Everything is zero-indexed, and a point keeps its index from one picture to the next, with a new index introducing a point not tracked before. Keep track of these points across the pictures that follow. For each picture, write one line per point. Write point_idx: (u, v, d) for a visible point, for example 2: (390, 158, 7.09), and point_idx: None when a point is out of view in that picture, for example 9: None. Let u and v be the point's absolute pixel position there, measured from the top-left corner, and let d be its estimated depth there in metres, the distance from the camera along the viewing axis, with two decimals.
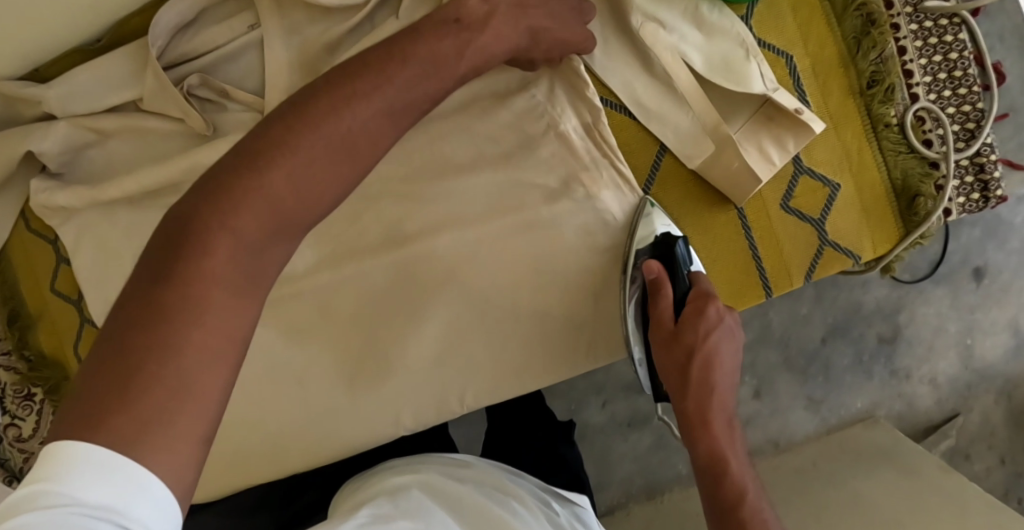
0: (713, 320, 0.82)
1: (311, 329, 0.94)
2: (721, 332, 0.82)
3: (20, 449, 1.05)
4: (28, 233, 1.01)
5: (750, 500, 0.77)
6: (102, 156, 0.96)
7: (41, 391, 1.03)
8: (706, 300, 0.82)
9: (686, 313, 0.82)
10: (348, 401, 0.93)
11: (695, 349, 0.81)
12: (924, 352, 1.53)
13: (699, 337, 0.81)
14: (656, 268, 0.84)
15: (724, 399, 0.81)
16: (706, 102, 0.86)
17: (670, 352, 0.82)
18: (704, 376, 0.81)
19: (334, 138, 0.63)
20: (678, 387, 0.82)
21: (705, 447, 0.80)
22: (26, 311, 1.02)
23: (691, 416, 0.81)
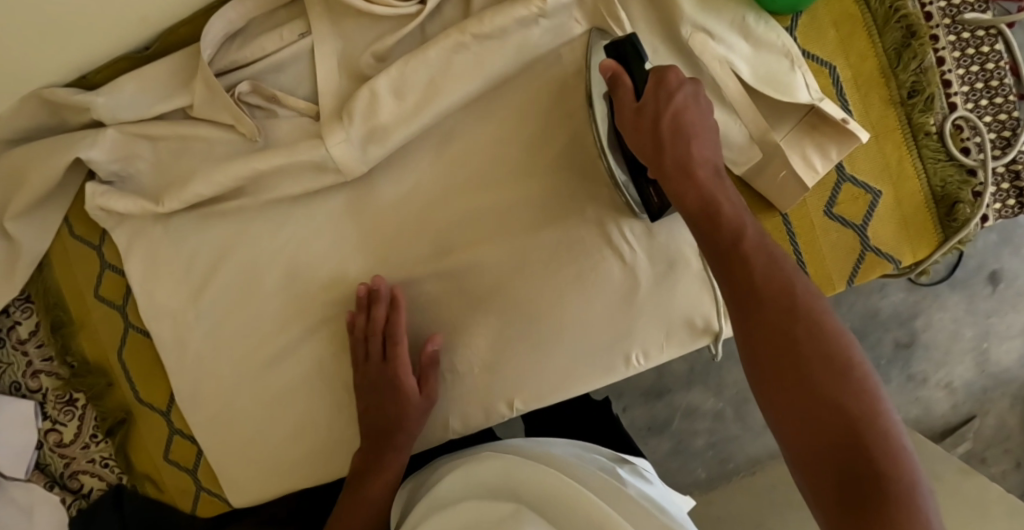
0: (674, 81, 0.75)
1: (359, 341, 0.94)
2: (685, 91, 0.75)
3: (61, 454, 1.05)
4: (70, 239, 1.01)
5: (748, 244, 0.70)
6: (151, 163, 0.96)
7: (83, 396, 1.04)
8: (664, 71, 0.76)
9: (646, 92, 0.77)
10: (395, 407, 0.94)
11: (661, 113, 0.75)
12: (940, 357, 1.54)
13: (662, 100, 0.75)
14: (609, 65, 0.80)
15: (707, 153, 0.75)
16: (754, 111, 0.87)
17: (638, 132, 0.77)
18: (677, 135, 0.75)
19: (382, 453, 0.91)
20: (652, 155, 0.76)
21: (695, 196, 0.73)
22: (67, 317, 1.02)
23: (673, 172, 0.74)
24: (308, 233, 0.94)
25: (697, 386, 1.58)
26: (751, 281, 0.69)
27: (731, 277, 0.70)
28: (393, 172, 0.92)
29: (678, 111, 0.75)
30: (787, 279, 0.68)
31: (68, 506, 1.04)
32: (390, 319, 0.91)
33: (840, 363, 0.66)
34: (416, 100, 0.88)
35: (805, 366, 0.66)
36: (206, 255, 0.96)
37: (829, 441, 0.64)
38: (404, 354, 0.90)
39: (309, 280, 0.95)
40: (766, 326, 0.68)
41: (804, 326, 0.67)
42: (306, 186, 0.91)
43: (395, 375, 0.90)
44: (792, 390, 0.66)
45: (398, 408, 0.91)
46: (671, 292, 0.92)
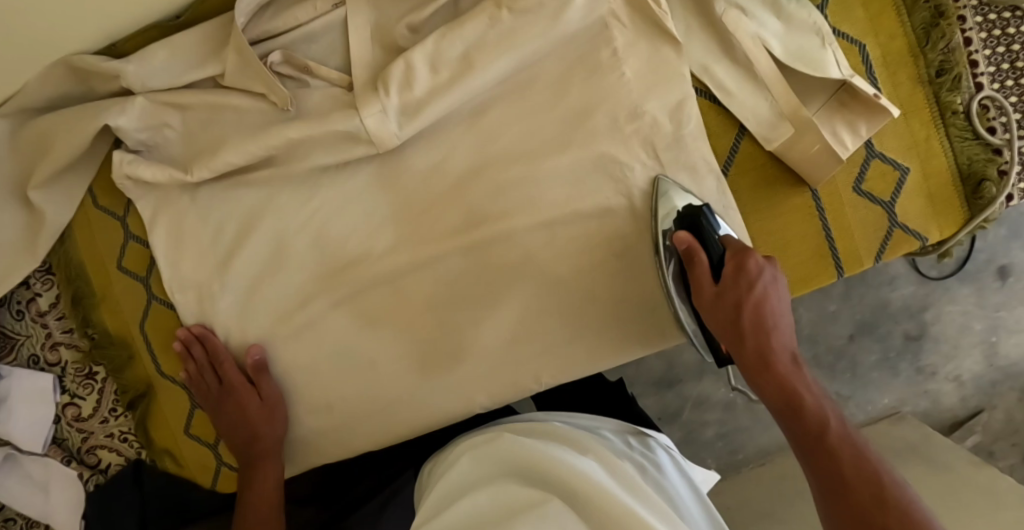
0: (752, 271, 0.80)
1: (385, 314, 0.93)
2: (764, 279, 0.80)
3: (79, 428, 1.03)
4: (94, 209, 1.01)
5: (816, 392, 0.77)
6: (180, 131, 0.96)
7: (103, 369, 1.02)
8: (744, 249, 0.81)
9: (729, 264, 0.81)
10: (419, 383, 0.93)
11: (743, 297, 0.79)
12: (949, 350, 1.55)
13: (743, 288, 0.79)
14: (682, 238, 0.82)
15: (784, 343, 0.79)
16: (786, 87, 0.88)
17: (717, 314, 0.81)
18: (760, 335, 0.79)
19: (259, 473, 0.94)
20: (732, 339, 0.80)
21: (777, 390, 0.77)
22: (89, 289, 1.01)
23: (751, 362, 0.79)
24: (335, 204, 0.93)
25: (708, 376, 1.57)
26: (836, 455, 0.73)
27: (808, 419, 0.76)
28: (423, 143, 0.91)
29: (761, 300, 0.79)
30: (859, 441, 0.74)
31: (86, 481, 1.03)
32: (211, 350, 0.95)
33: (899, 492, 0.71)
34: (451, 70, 0.87)
35: (874, 490, 0.71)
36: (231, 227, 0.96)
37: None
38: (264, 381, 0.94)
39: (336, 249, 0.93)
40: (838, 458, 0.73)
41: (872, 465, 0.72)
42: (337, 157, 0.90)
43: (240, 400, 0.93)
44: (855, 509, 0.71)
45: (258, 431, 0.94)
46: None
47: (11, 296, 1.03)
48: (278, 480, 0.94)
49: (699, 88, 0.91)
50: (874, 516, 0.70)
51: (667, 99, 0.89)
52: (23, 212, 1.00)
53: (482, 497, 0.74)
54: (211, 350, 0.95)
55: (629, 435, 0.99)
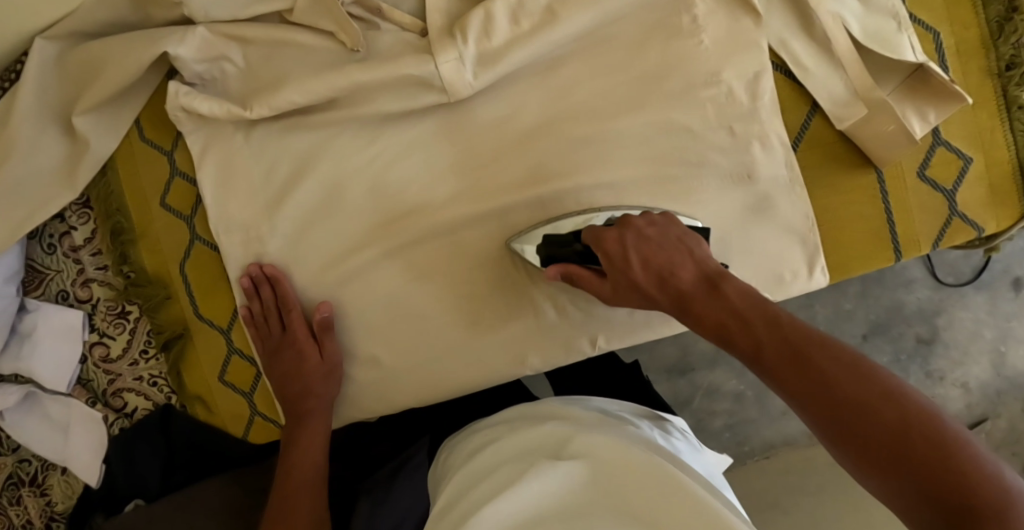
0: (620, 250, 0.78)
1: (438, 268, 0.90)
2: (630, 244, 0.78)
3: (106, 369, 1.00)
4: (140, 143, 0.97)
5: (740, 302, 0.72)
6: (240, 67, 0.93)
7: (137, 309, 0.99)
8: (599, 234, 0.80)
9: (609, 247, 0.79)
10: (473, 338, 0.91)
11: (629, 257, 0.78)
12: (958, 356, 1.54)
13: (625, 271, 0.78)
14: (553, 270, 0.82)
15: (691, 271, 0.76)
16: (861, 67, 0.88)
17: (628, 296, 0.79)
18: (665, 286, 0.77)
19: (304, 430, 0.90)
20: (654, 299, 0.77)
21: (708, 316, 0.73)
22: (128, 225, 0.97)
23: (677, 307, 0.76)
24: (396, 152, 0.90)
25: (720, 367, 1.57)
26: (788, 351, 0.67)
27: (739, 343, 0.70)
28: (493, 94, 0.88)
29: (643, 260, 0.77)
30: (793, 336, 0.68)
31: (111, 424, 1.00)
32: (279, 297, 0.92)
33: (861, 368, 0.66)
34: (532, 22, 0.86)
35: (831, 385, 0.65)
36: (283, 169, 0.92)
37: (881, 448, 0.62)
38: (326, 334, 0.90)
39: (392, 195, 0.90)
40: (784, 372, 0.67)
41: (816, 358, 0.66)
42: (403, 104, 0.88)
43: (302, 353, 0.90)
44: (830, 415, 0.64)
45: (309, 386, 0.90)
46: (763, 236, 0.90)
47: (43, 230, 1.00)
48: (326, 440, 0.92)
49: (776, 63, 0.91)
50: (846, 421, 0.64)
51: (744, 70, 0.88)
52: (65, 139, 0.96)
53: (487, 486, 0.69)
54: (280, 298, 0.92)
55: (646, 418, 0.97)
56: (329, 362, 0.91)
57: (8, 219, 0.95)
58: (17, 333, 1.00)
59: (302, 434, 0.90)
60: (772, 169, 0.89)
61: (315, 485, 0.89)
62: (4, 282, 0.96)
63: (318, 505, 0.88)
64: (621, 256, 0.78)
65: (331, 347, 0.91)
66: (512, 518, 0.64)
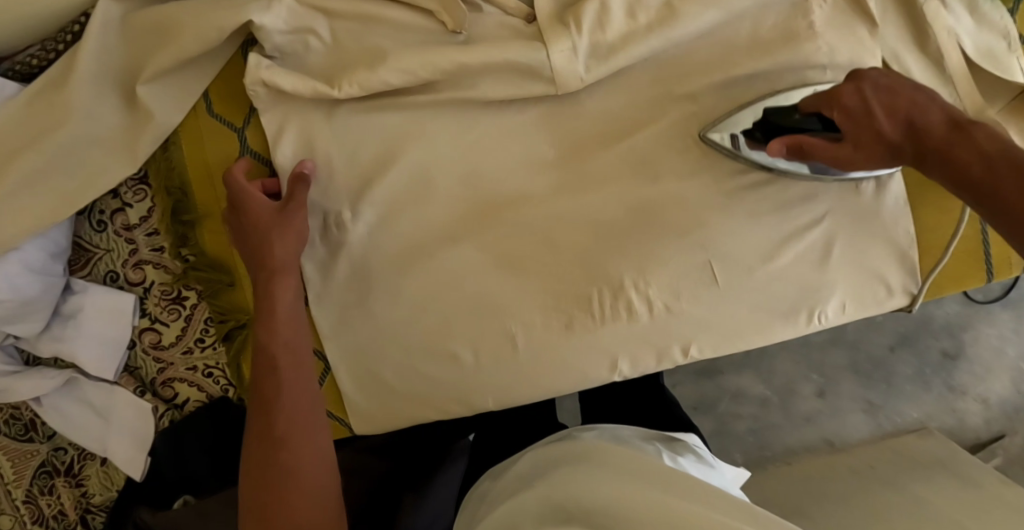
0: (858, 100, 0.77)
1: (530, 262, 0.86)
2: (863, 93, 0.77)
3: (156, 357, 0.94)
4: (207, 117, 0.90)
5: (988, 143, 0.72)
6: (326, 42, 0.86)
7: (195, 295, 0.92)
8: (832, 92, 0.78)
9: (851, 103, 0.77)
10: (565, 339, 0.87)
11: (871, 103, 0.76)
12: (981, 372, 1.53)
13: (863, 117, 0.77)
14: (781, 142, 0.80)
15: (938, 112, 0.75)
16: (970, 83, 0.86)
17: (863, 146, 0.78)
18: (913, 134, 0.76)
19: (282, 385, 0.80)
20: (897, 151, 0.77)
21: (951, 157, 0.73)
22: (192, 205, 0.91)
23: (918, 150, 0.76)
24: (493, 140, 0.86)
25: (747, 370, 1.52)
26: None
27: (984, 179, 0.71)
28: (603, 89, 0.85)
29: (887, 105, 0.76)
30: None
31: (160, 416, 0.94)
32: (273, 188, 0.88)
33: None
34: (649, 16, 0.82)
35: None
36: (368, 153, 0.86)
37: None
38: (299, 203, 0.85)
39: (487, 188, 0.86)
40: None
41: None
42: (510, 91, 0.83)
43: (272, 225, 0.84)
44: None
45: (268, 300, 0.84)
46: (861, 249, 0.88)
47: (93, 205, 0.92)
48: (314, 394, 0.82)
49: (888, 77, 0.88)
50: None
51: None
52: (124, 108, 0.88)
53: None
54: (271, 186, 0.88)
55: (659, 441, 0.96)
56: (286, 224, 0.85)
57: (59, 190, 0.88)
58: (59, 314, 0.93)
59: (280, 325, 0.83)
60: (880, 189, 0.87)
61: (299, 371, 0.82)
62: (50, 260, 0.90)
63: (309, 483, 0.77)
64: (854, 101, 0.77)
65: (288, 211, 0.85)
66: None
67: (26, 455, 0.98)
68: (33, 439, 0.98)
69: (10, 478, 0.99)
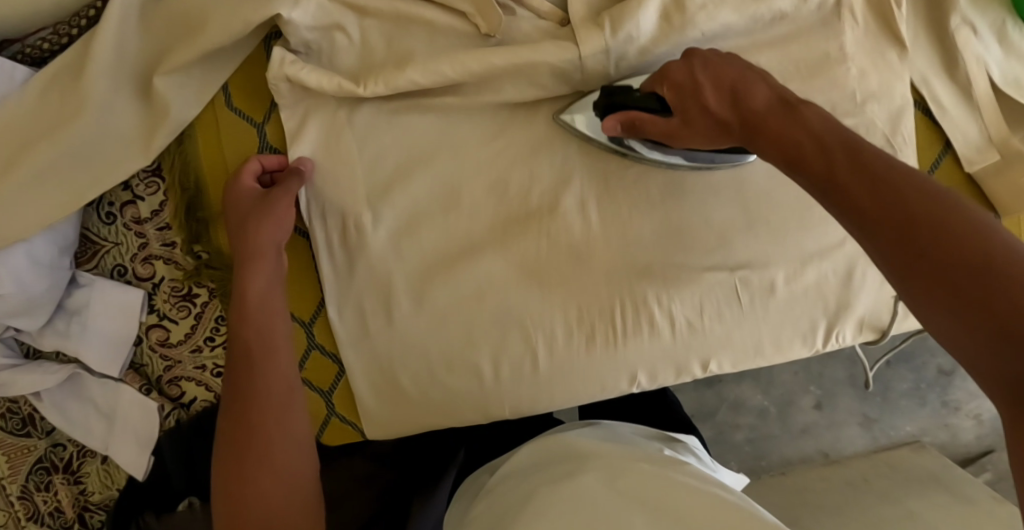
0: (687, 76, 0.76)
1: (554, 271, 0.85)
2: (699, 72, 0.75)
3: (164, 355, 0.91)
4: (226, 111, 0.87)
5: (817, 124, 0.69)
6: (354, 40, 0.83)
7: (206, 292, 0.90)
8: (663, 69, 0.77)
9: (677, 80, 0.76)
10: (585, 352, 0.86)
11: (700, 84, 0.75)
12: (972, 390, 1.45)
13: (689, 89, 0.75)
14: (613, 118, 0.79)
15: (768, 91, 0.73)
16: (998, 114, 0.82)
17: (695, 124, 0.76)
18: (739, 106, 0.74)
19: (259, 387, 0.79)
20: (726, 131, 0.75)
21: (792, 134, 0.70)
22: (206, 199, 0.87)
23: (744, 131, 0.73)
24: (521, 151, 0.84)
25: (748, 379, 1.41)
26: (868, 167, 0.65)
27: (832, 157, 0.67)
28: None
29: (713, 78, 0.75)
30: (909, 187, 0.63)
31: (166, 415, 0.91)
32: (270, 168, 0.86)
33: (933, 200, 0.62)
34: (684, 29, 0.81)
35: (914, 222, 0.62)
36: (390, 159, 0.84)
37: (955, 264, 0.59)
38: (286, 194, 0.82)
39: (516, 192, 0.84)
40: (879, 207, 0.63)
41: (887, 177, 0.64)
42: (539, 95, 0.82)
43: (251, 211, 0.83)
44: (913, 247, 0.61)
45: (241, 286, 0.82)
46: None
47: (103, 196, 0.90)
48: (290, 383, 0.81)
49: (916, 101, 0.84)
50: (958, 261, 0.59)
51: (888, 103, 0.83)
52: (139, 101, 0.85)
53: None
54: (267, 168, 0.85)
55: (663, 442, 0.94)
56: (268, 200, 0.83)
57: (71, 183, 0.85)
58: (64, 308, 0.91)
59: (262, 300, 0.82)
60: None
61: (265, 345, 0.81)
62: (58, 255, 0.86)
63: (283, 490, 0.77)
64: (684, 84, 0.76)
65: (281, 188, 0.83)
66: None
67: (21, 450, 0.95)
68: (31, 434, 0.95)
69: (2, 474, 0.95)
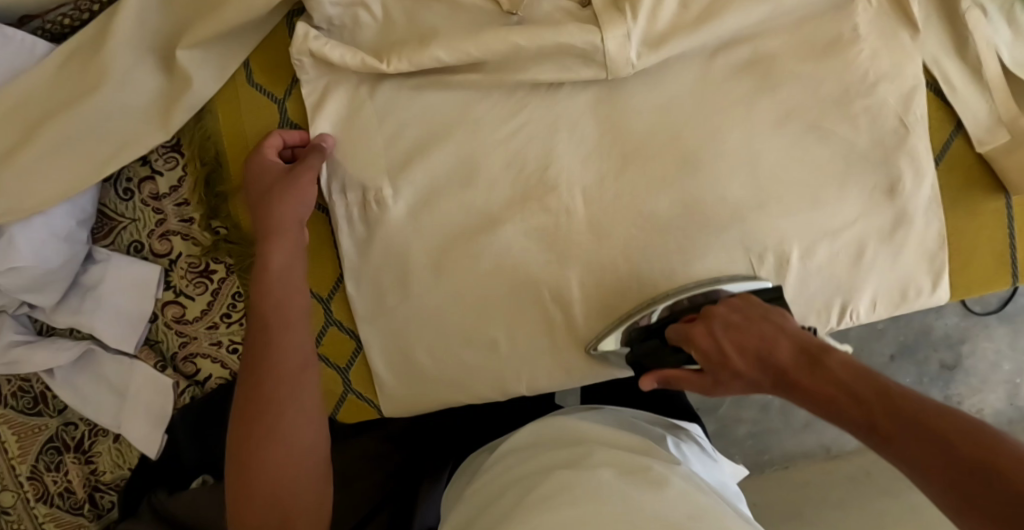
0: (711, 343, 0.76)
1: (575, 245, 0.85)
2: (716, 331, 0.76)
3: (179, 332, 0.91)
4: (245, 88, 0.87)
5: (843, 373, 0.68)
6: (376, 18, 0.84)
7: (223, 269, 0.90)
8: (688, 331, 0.78)
9: (704, 355, 0.76)
10: (600, 326, 0.87)
11: (726, 352, 0.74)
12: (977, 383, 1.39)
13: (718, 364, 0.75)
14: (649, 378, 0.79)
15: (796, 333, 0.72)
16: (1007, 93, 0.83)
17: (726, 386, 0.76)
18: (764, 364, 0.73)
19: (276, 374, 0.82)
20: (762, 384, 0.73)
21: (820, 383, 0.68)
22: (226, 175, 0.88)
23: (795, 372, 0.70)
24: (537, 130, 0.84)
25: None
26: (915, 414, 0.64)
27: (862, 410, 0.66)
28: (650, 79, 0.84)
29: (739, 346, 0.74)
30: (924, 412, 0.63)
31: (181, 392, 0.91)
32: (292, 143, 0.86)
33: (987, 443, 0.60)
34: (701, 7, 0.81)
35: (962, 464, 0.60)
36: (411, 134, 0.85)
37: (977, 493, 0.59)
38: (309, 170, 0.83)
39: (532, 167, 0.85)
40: (901, 437, 0.64)
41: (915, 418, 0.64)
42: (560, 75, 0.82)
43: (276, 186, 0.83)
44: (950, 483, 0.60)
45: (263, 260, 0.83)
46: (898, 250, 0.85)
47: (121, 172, 0.90)
48: (303, 358, 0.84)
49: (928, 81, 0.85)
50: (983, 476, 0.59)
51: (900, 83, 0.83)
52: (160, 76, 0.85)
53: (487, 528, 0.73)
54: (289, 143, 0.86)
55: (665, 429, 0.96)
56: (295, 179, 0.83)
57: (88, 156, 0.84)
58: (79, 285, 0.91)
59: (286, 282, 0.83)
60: (917, 191, 0.84)
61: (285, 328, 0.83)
62: (76, 227, 0.86)
63: (292, 467, 0.81)
64: (711, 329, 0.76)
65: (305, 165, 0.83)
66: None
67: (32, 430, 0.95)
68: (43, 413, 0.95)
69: (13, 455, 0.96)
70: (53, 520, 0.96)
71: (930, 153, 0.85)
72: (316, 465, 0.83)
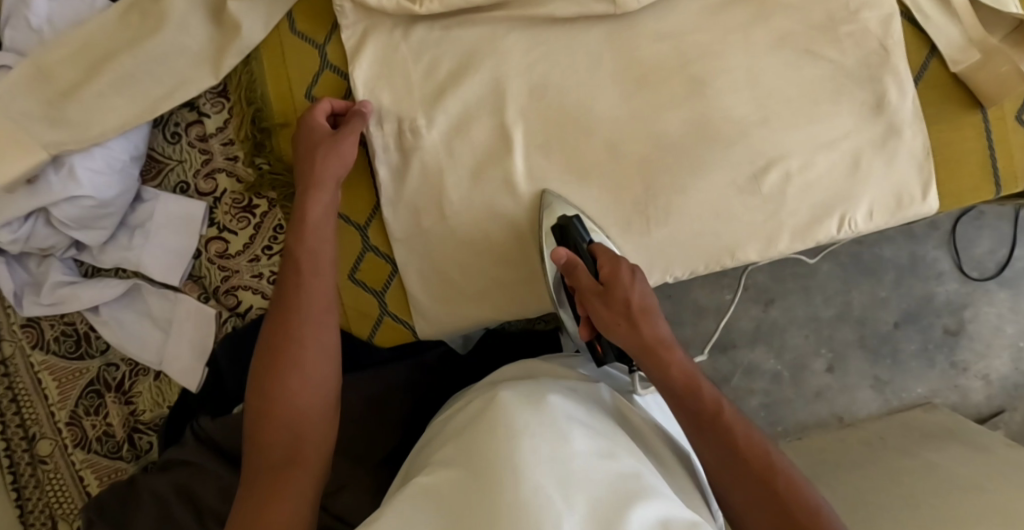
0: (629, 281, 0.82)
1: (596, 167, 0.93)
2: (640, 287, 0.83)
3: (222, 266, 0.97)
4: (290, 34, 0.93)
5: (666, 337, 0.81)
6: None
7: (265, 204, 0.96)
8: (619, 257, 0.84)
9: (604, 268, 0.84)
10: (621, 239, 0.94)
11: (631, 303, 0.81)
12: (981, 348, 1.30)
13: (625, 286, 0.82)
14: (563, 252, 0.85)
15: (668, 330, 0.82)
16: (974, 18, 0.93)
17: (608, 308, 0.82)
18: (640, 316, 0.81)
19: (304, 313, 0.79)
20: (622, 331, 0.82)
21: (650, 331, 0.81)
22: (270, 115, 0.93)
23: (648, 342, 0.80)
24: (558, 60, 0.92)
25: (762, 344, 1.28)
26: (723, 430, 0.77)
27: (692, 400, 0.78)
28: (659, 13, 0.92)
29: (644, 296, 0.82)
30: (731, 415, 0.77)
31: (224, 322, 0.97)
32: (337, 110, 0.91)
33: (765, 449, 0.76)
34: None
35: (752, 465, 0.75)
36: (446, 65, 0.92)
37: (755, 495, 0.75)
38: (353, 132, 0.88)
39: (555, 94, 0.92)
40: (702, 415, 0.78)
41: (728, 428, 0.77)
42: (574, 9, 0.90)
43: (320, 145, 0.87)
44: (746, 481, 0.75)
45: (301, 209, 0.84)
46: (890, 159, 0.93)
47: (169, 117, 0.96)
48: (328, 301, 0.81)
49: (903, 11, 0.95)
50: (764, 487, 0.74)
51: (879, 9, 0.92)
52: (210, 24, 0.91)
53: (436, 463, 0.65)
54: (336, 110, 0.91)
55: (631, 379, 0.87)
56: (331, 138, 0.87)
57: (145, 95, 0.90)
58: (126, 224, 0.96)
59: (321, 232, 0.83)
60: (902, 104, 0.92)
61: (316, 272, 0.81)
62: (129, 162, 0.93)
63: (312, 405, 0.76)
64: (627, 281, 0.82)
65: (353, 126, 0.88)
66: (458, 497, 0.60)
67: (74, 374, 0.97)
68: (86, 356, 0.98)
69: (54, 401, 0.97)
70: (91, 467, 0.97)
71: (908, 71, 0.93)
72: (331, 414, 0.77)
